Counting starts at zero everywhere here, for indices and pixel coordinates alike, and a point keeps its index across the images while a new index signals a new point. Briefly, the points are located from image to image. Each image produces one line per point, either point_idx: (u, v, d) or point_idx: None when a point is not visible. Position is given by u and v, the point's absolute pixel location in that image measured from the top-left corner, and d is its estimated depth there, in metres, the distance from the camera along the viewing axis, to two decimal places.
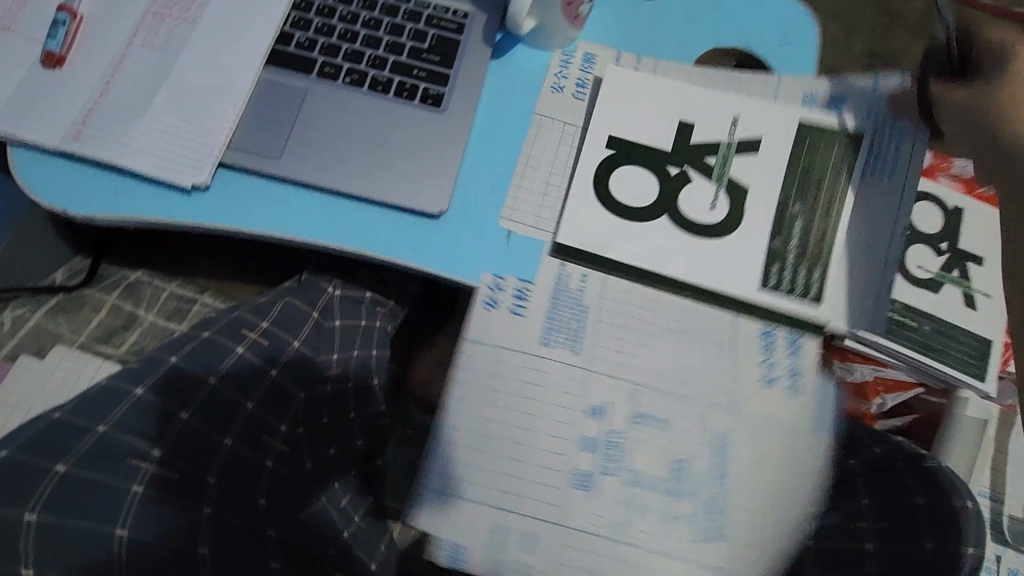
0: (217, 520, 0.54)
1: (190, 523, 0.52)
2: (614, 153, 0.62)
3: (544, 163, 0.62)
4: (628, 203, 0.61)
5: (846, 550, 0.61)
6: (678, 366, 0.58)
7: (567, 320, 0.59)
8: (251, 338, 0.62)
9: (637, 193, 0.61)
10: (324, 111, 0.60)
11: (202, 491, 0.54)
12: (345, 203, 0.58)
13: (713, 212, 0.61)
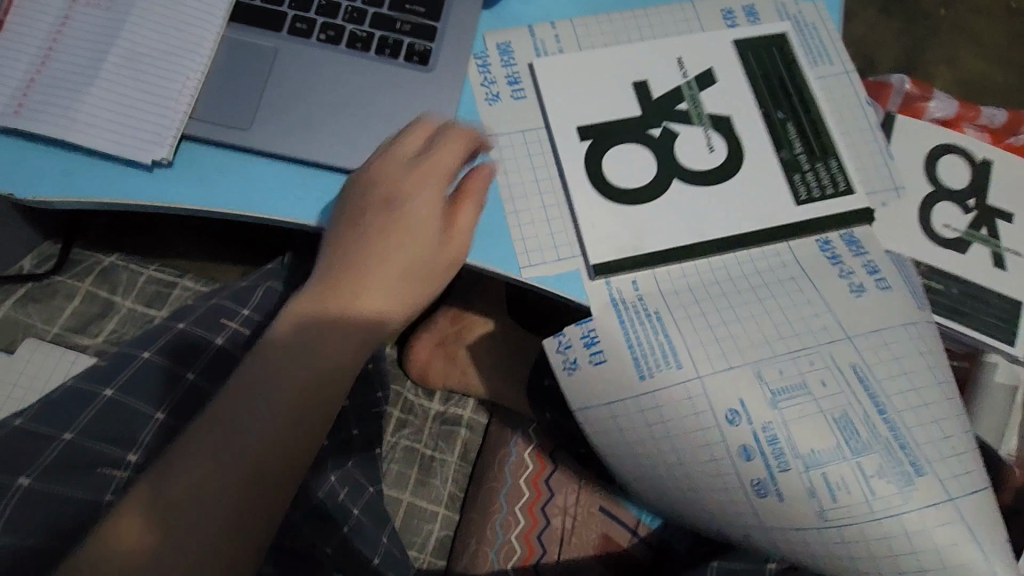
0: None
1: None
2: (594, 137, 0.54)
3: (524, 147, 0.55)
4: (630, 184, 0.53)
5: None
6: (800, 340, 0.51)
7: (655, 347, 0.50)
8: (231, 326, 0.57)
9: (634, 171, 0.53)
10: (298, 73, 0.54)
11: None
12: (331, 177, 0.53)
13: (713, 160, 0.54)
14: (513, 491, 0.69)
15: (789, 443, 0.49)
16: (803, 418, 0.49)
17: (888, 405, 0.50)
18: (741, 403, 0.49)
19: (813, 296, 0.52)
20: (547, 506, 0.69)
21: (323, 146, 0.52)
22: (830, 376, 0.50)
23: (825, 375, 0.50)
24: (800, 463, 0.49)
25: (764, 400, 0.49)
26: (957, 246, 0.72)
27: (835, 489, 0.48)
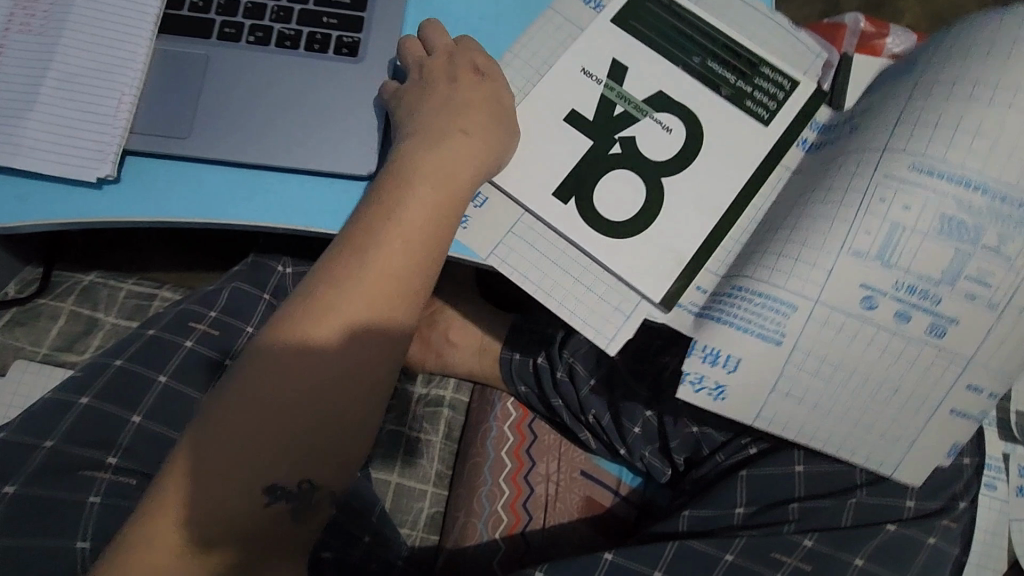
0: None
1: None
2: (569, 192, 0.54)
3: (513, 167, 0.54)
4: (624, 213, 0.53)
5: (841, 470, 0.55)
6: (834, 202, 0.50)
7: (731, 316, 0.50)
8: (200, 330, 0.60)
9: (623, 201, 0.53)
10: (231, 77, 0.55)
11: None
12: (275, 177, 0.54)
13: (671, 147, 0.54)
14: (495, 463, 0.71)
15: (927, 282, 0.48)
16: (921, 246, 0.48)
17: (976, 175, 0.47)
18: (836, 284, 0.49)
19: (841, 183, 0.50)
20: (528, 475, 0.71)
21: (263, 146, 0.53)
22: (908, 196, 0.48)
23: (906, 201, 0.48)
24: (985, 308, 0.48)
25: (880, 269, 0.48)
26: None
27: (983, 281, 0.48)
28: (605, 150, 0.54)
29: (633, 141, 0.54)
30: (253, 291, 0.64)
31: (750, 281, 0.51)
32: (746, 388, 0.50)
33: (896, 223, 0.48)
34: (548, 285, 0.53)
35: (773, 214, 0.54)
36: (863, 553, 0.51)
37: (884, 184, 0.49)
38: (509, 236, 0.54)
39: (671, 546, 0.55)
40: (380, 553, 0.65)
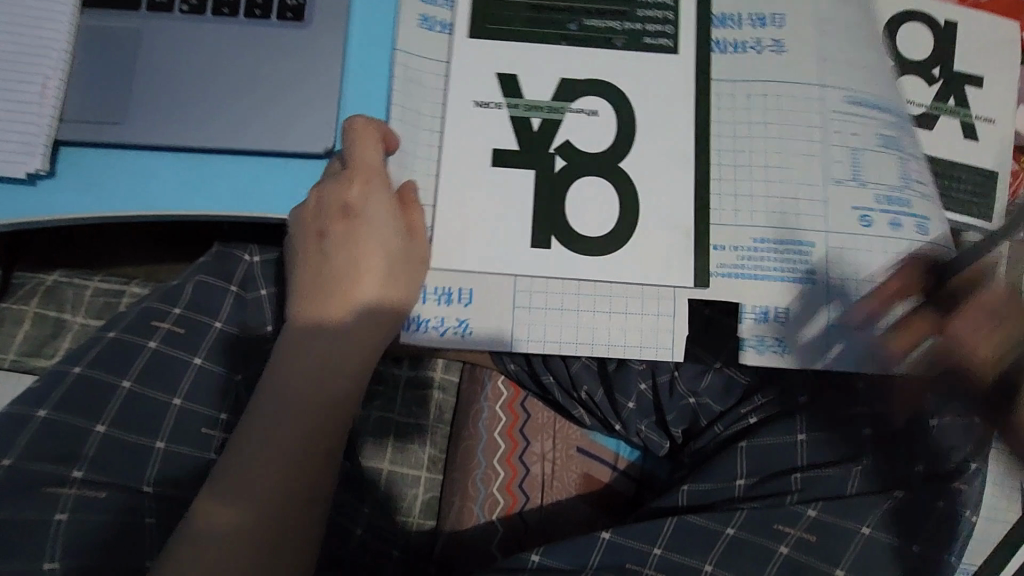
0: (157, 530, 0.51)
1: (130, 537, 0.50)
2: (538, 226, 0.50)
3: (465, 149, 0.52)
4: (599, 233, 0.50)
5: (841, 437, 0.54)
6: (792, 137, 0.53)
7: (767, 267, 0.51)
8: (164, 329, 0.57)
9: (595, 222, 0.50)
10: (166, 52, 0.50)
11: (138, 502, 0.51)
12: (224, 160, 0.50)
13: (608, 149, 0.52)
14: (489, 444, 0.69)
15: (892, 186, 0.53)
16: (876, 159, 0.53)
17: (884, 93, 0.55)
18: (833, 212, 0.52)
19: (793, 115, 0.53)
20: (523, 455, 0.69)
21: (209, 125, 0.49)
22: (854, 121, 0.54)
23: (852, 128, 0.54)
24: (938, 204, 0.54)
25: (857, 188, 0.53)
26: (924, 122, 0.67)
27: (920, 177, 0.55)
28: (552, 171, 0.51)
29: (568, 147, 0.51)
30: (219, 284, 0.60)
31: (764, 230, 0.52)
32: (803, 327, 0.51)
33: (855, 148, 0.53)
34: (586, 334, 0.51)
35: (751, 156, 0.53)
36: (871, 522, 0.50)
37: (834, 117, 0.53)
38: (519, 313, 0.51)
39: (671, 521, 0.53)
40: (374, 544, 0.64)
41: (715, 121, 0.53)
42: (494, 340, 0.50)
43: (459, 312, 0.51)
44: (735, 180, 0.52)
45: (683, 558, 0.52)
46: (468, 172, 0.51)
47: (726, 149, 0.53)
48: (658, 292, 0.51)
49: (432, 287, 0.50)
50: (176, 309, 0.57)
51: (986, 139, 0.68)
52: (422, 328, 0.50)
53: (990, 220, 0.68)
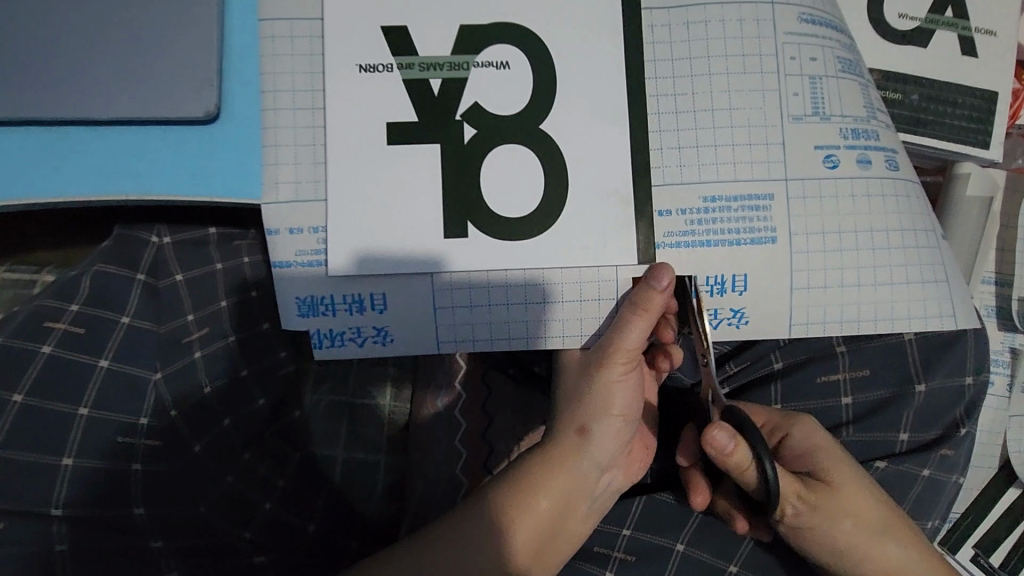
0: (78, 554, 0.49)
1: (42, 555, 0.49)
2: (451, 211, 0.46)
3: (355, 116, 0.46)
4: (512, 210, 0.46)
5: (822, 407, 0.49)
6: (747, 71, 0.47)
7: (723, 232, 0.46)
8: (59, 331, 0.51)
9: (511, 198, 0.46)
10: (27, 15, 0.45)
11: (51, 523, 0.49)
12: (107, 138, 0.46)
13: (511, 105, 0.46)
14: (449, 424, 0.62)
15: (858, 118, 0.48)
16: (839, 89, 0.48)
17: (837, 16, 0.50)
18: (792, 155, 0.47)
19: (744, 45, 0.47)
20: (487, 433, 0.63)
21: (110, 102, 0.45)
22: (814, 48, 0.48)
23: (809, 53, 0.48)
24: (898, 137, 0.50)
25: (820, 124, 0.47)
26: (914, 40, 0.60)
27: (881, 107, 0.50)
28: (461, 143, 0.46)
29: (476, 110, 0.46)
30: (122, 273, 0.54)
31: (714, 186, 0.46)
32: (768, 295, 0.46)
33: (813, 76, 0.48)
34: (521, 329, 0.48)
35: (696, 102, 0.47)
36: None
37: (788, 41, 0.48)
38: (440, 313, 0.47)
39: (640, 501, 0.52)
40: (329, 541, 0.58)
41: (650, 60, 0.47)
42: (417, 346, 0.48)
43: (376, 320, 0.48)
44: (679, 128, 0.47)
45: (653, 538, 0.51)
46: (371, 152, 0.46)
47: (664, 93, 0.47)
48: (597, 274, 0.47)
49: (340, 296, 0.47)
50: (71, 307, 0.52)
51: (986, 55, 0.61)
52: (340, 341, 0.48)
53: (987, 148, 0.61)
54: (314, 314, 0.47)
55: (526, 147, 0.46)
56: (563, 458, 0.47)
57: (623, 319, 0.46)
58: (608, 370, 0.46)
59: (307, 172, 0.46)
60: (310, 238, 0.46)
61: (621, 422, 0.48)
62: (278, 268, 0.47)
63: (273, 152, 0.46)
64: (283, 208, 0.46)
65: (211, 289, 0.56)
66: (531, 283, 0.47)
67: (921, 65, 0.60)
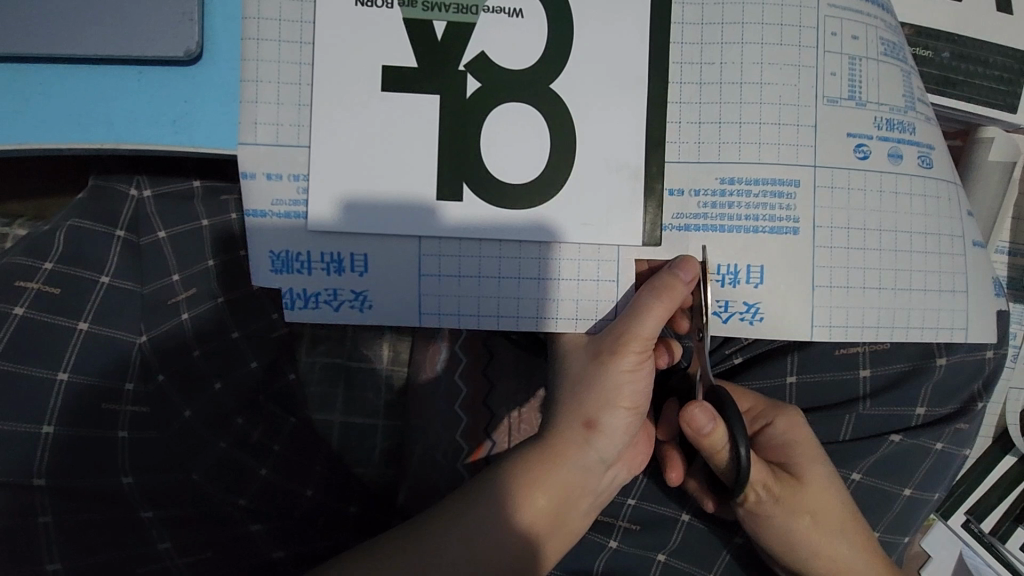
0: (64, 527, 0.47)
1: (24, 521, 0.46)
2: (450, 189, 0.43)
3: (352, 63, 0.42)
4: (510, 173, 0.43)
5: (839, 379, 0.48)
6: (784, 46, 0.44)
7: (742, 219, 0.44)
8: (32, 289, 0.48)
9: (516, 161, 0.43)
10: None
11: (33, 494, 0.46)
12: (72, 78, 0.41)
13: (526, 54, 0.42)
14: (449, 389, 0.61)
15: (896, 106, 0.45)
16: (880, 75, 0.45)
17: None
18: (822, 139, 0.44)
19: (782, 15, 0.44)
20: (487, 399, 0.61)
21: (80, 37, 0.40)
22: (857, 26, 0.45)
23: (851, 30, 0.45)
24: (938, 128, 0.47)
25: (854, 109, 0.44)
26: None
27: (924, 96, 0.47)
28: (462, 94, 0.42)
29: (481, 60, 0.42)
30: (100, 229, 0.50)
31: (733, 167, 0.44)
32: (793, 266, 0.44)
33: (852, 56, 0.44)
34: (512, 308, 0.45)
35: (725, 75, 0.44)
36: (860, 468, 0.47)
37: (831, 15, 0.44)
38: (425, 281, 0.44)
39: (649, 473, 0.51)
40: (328, 506, 0.56)
41: (677, 23, 0.43)
42: (395, 313, 0.45)
43: (355, 283, 0.44)
44: (702, 100, 0.44)
45: (660, 509, 0.50)
46: (366, 120, 0.42)
47: (690, 61, 0.44)
48: (596, 252, 0.45)
49: (317, 254, 0.44)
50: (45, 264, 0.48)
51: (1022, 11, 0.58)
52: (314, 302, 0.45)
53: (1014, 112, 0.59)
54: (287, 272, 0.44)
55: (531, 107, 0.42)
56: (566, 450, 0.45)
57: (641, 301, 0.43)
58: (620, 358, 0.44)
59: (289, 114, 0.42)
60: (289, 186, 0.43)
61: (634, 416, 0.46)
62: (254, 218, 0.43)
63: (252, 108, 0.42)
64: (262, 150, 0.43)
65: (197, 246, 0.52)
66: (525, 253, 0.44)
67: (954, 20, 0.57)
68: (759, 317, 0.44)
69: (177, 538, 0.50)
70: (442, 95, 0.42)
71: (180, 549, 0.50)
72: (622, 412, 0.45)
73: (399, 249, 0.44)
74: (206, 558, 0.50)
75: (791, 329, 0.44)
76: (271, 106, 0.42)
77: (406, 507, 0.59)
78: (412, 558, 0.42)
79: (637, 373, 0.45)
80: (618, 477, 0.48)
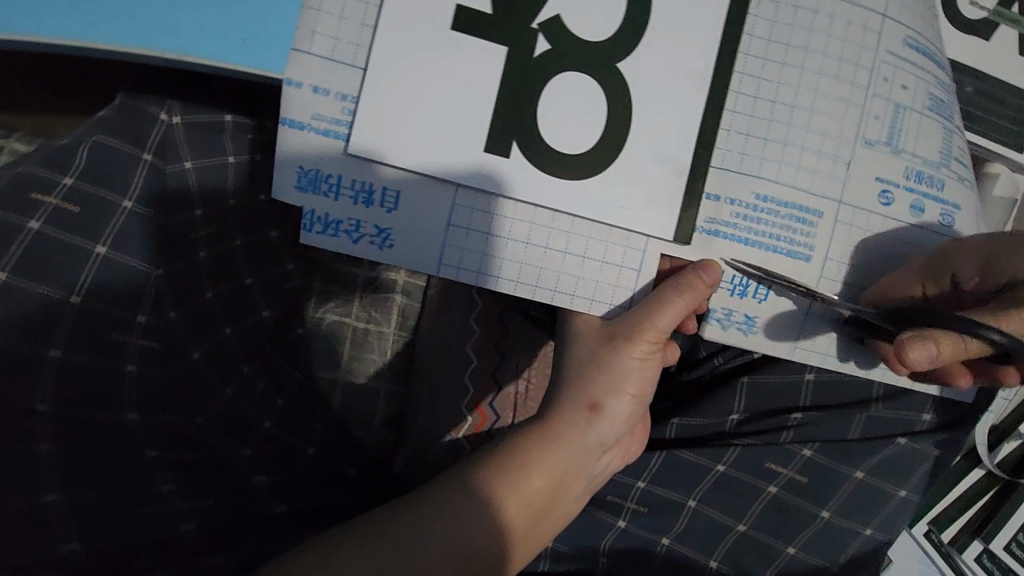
0: (64, 453, 0.44)
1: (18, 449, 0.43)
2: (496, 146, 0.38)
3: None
4: (563, 139, 0.39)
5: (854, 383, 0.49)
6: (838, 75, 0.41)
7: (770, 231, 0.41)
8: (50, 204, 0.45)
9: (573, 127, 0.39)
10: None
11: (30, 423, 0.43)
12: None
13: (609, 20, 0.38)
14: (460, 358, 0.60)
15: (929, 161, 0.43)
16: (921, 126, 0.43)
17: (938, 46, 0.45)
18: (855, 179, 0.42)
19: (842, 44, 0.41)
20: (496, 371, 0.60)
21: None
22: (910, 76, 0.42)
23: (903, 79, 0.42)
24: (964, 192, 0.45)
25: (890, 157, 0.42)
26: (981, 32, 0.60)
27: (958, 157, 0.45)
28: (530, 56, 0.38)
29: (555, 23, 0.38)
30: (125, 149, 0.47)
31: (770, 184, 0.41)
32: None
33: (898, 104, 0.42)
34: (533, 276, 0.41)
35: (776, 95, 0.41)
36: (864, 467, 0.49)
37: (886, 60, 0.42)
38: (452, 232, 0.40)
39: (659, 455, 0.52)
40: (326, 464, 0.56)
41: (747, 33, 0.40)
42: (414, 261, 0.41)
43: (380, 219, 0.40)
44: (752, 114, 0.41)
45: (667, 493, 0.51)
46: (420, 68, 0.38)
47: (750, 72, 0.40)
48: (625, 238, 0.41)
49: (349, 180, 0.39)
50: (64, 179, 0.45)
51: None
52: (334, 231, 0.40)
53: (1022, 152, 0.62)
54: (313, 192, 0.40)
55: (598, 83, 0.39)
56: (568, 432, 0.43)
57: (661, 293, 0.41)
58: (634, 345, 0.42)
59: (351, 31, 0.38)
60: (334, 105, 0.38)
61: (637, 408, 0.45)
62: (289, 128, 0.39)
63: (313, 16, 0.38)
64: (316, 62, 0.38)
65: (224, 180, 0.51)
66: (568, 219, 0.40)
67: (981, 57, 0.60)
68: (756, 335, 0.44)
69: (182, 481, 0.48)
70: (512, 48, 0.38)
71: (183, 493, 0.48)
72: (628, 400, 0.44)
73: (431, 196, 0.39)
74: (207, 502, 0.48)
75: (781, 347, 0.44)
76: (332, 18, 0.38)
77: (401, 474, 0.58)
78: (435, 528, 0.40)
79: (644, 362, 0.43)
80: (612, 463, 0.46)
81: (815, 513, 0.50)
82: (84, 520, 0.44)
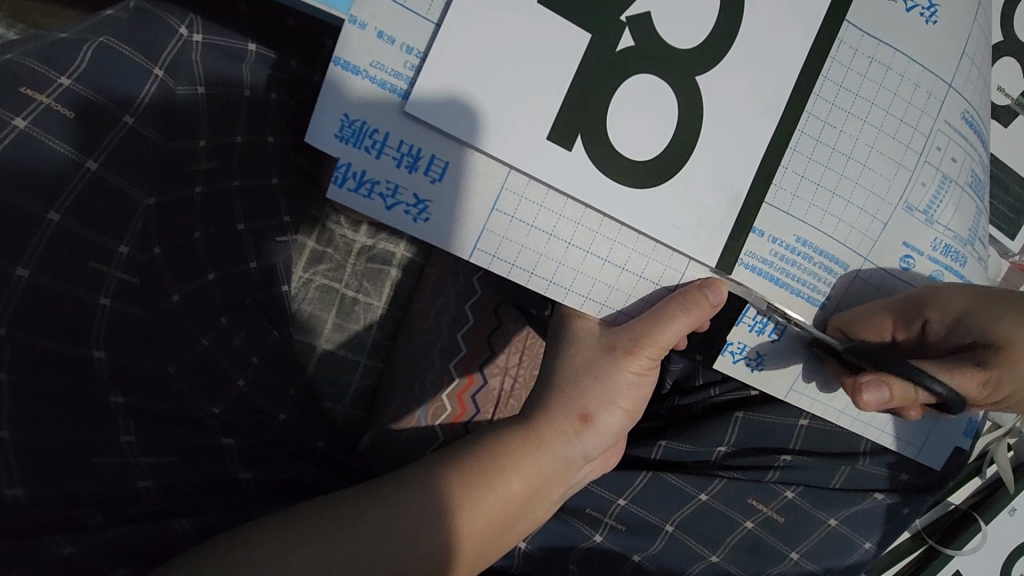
0: (19, 389, 0.40)
1: None
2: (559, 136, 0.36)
3: None
4: (626, 143, 0.37)
5: (844, 434, 0.50)
6: (896, 136, 0.41)
7: (801, 274, 0.41)
8: (40, 104, 0.39)
9: (638, 132, 0.37)
10: None
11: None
12: None
13: (692, 30, 0.36)
14: (447, 345, 0.57)
15: (956, 237, 0.44)
16: (958, 202, 0.44)
17: (986, 124, 0.46)
18: (888, 241, 0.42)
19: (907, 107, 0.41)
20: (484, 364, 0.57)
21: None
22: (958, 149, 0.43)
23: (953, 151, 0.43)
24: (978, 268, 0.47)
25: (925, 225, 0.43)
26: (1000, 117, 0.63)
27: (979, 233, 0.47)
28: (613, 49, 0.36)
29: (644, 19, 0.36)
30: (135, 58, 0.42)
31: (812, 229, 0.41)
32: None
33: (945, 175, 0.43)
34: (566, 277, 0.40)
35: (835, 143, 0.40)
36: (837, 515, 0.51)
37: (942, 131, 0.42)
38: (495, 218, 0.38)
39: (644, 476, 0.51)
40: (295, 435, 0.52)
41: (823, 73, 0.39)
42: (450, 240, 0.38)
43: (422, 188, 0.37)
44: (811, 156, 0.40)
45: (645, 514, 0.51)
46: (499, 35, 0.35)
47: (817, 114, 0.39)
48: (669, 257, 0.40)
49: (396, 140, 0.36)
50: (62, 78, 0.40)
51: None
52: (367, 191, 0.37)
53: (1012, 239, 0.65)
54: (354, 145, 0.36)
55: (671, 89, 0.37)
56: (555, 442, 0.41)
57: (665, 308, 0.39)
58: (634, 360, 0.41)
59: None
60: (396, 56, 0.35)
61: (625, 421, 0.44)
62: (340, 69, 0.35)
63: None
64: (384, 5, 0.35)
65: (236, 112, 0.46)
66: (613, 227, 0.39)
67: (996, 141, 0.63)
68: (767, 374, 0.44)
69: (145, 432, 0.44)
70: (596, 35, 0.36)
71: (145, 445, 0.44)
72: (622, 416, 0.43)
73: (480, 176, 0.37)
74: (169, 461, 0.45)
75: (783, 387, 0.44)
76: None
77: (366, 454, 0.56)
78: (418, 523, 0.38)
79: (644, 376, 0.42)
80: (592, 472, 0.46)
81: (784, 552, 0.51)
82: (35, 460, 0.40)
